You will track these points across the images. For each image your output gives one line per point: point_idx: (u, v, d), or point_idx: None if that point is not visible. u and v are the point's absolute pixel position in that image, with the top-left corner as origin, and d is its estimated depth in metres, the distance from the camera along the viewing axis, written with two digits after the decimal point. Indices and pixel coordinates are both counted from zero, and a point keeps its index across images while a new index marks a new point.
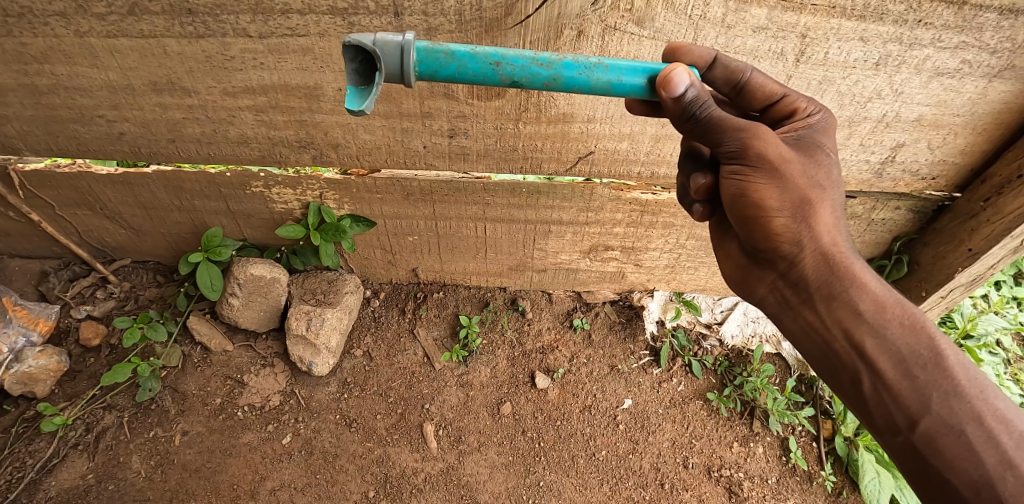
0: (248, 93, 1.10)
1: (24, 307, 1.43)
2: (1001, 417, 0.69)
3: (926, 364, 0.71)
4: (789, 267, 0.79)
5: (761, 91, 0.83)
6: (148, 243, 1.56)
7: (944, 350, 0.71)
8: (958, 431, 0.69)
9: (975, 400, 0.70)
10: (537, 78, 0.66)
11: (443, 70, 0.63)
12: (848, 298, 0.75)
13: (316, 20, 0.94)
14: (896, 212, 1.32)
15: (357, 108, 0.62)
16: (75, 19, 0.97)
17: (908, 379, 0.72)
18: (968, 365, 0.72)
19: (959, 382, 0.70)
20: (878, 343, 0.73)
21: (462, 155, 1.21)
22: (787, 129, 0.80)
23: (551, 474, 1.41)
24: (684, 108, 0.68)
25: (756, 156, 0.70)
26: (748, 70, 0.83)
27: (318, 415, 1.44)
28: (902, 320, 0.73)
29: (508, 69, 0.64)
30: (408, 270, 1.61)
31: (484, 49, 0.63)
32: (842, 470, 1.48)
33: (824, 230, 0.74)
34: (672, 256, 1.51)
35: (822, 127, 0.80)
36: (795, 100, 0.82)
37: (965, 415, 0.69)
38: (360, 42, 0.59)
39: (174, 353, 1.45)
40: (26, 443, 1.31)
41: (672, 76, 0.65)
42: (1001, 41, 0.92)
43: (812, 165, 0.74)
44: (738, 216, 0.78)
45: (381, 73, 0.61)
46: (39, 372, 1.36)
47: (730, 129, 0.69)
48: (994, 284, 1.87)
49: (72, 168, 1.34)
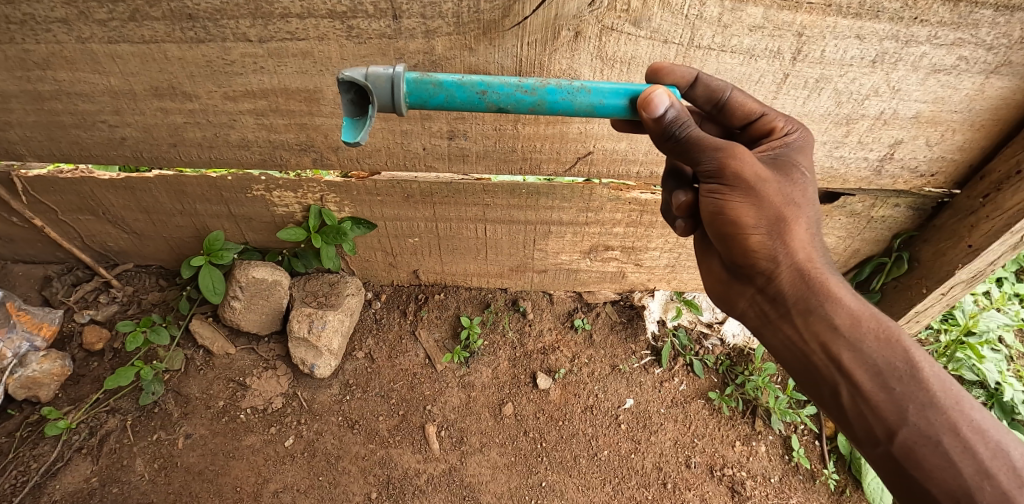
0: (249, 97, 1.11)
1: (28, 312, 1.43)
2: (977, 428, 0.68)
3: (903, 376, 0.71)
4: (767, 282, 0.79)
5: (741, 110, 0.85)
6: (150, 247, 1.57)
7: (920, 362, 0.71)
8: (934, 444, 0.68)
9: (952, 411, 0.69)
10: (522, 105, 0.70)
11: (432, 100, 0.68)
12: (824, 313, 0.75)
13: (315, 23, 0.95)
14: (896, 209, 1.31)
15: (353, 139, 0.67)
16: (76, 25, 0.98)
17: (886, 392, 0.71)
18: (943, 376, 0.72)
19: (935, 394, 0.70)
20: (855, 356, 0.73)
21: (461, 156, 1.21)
22: (766, 148, 0.81)
23: (554, 474, 1.41)
24: (665, 128, 0.69)
25: (734, 176, 0.70)
26: (728, 90, 0.85)
27: (321, 417, 1.44)
28: (879, 333, 0.73)
29: (494, 97, 0.68)
30: (409, 272, 1.61)
31: (471, 78, 0.67)
32: (845, 469, 1.47)
33: (799, 246, 0.75)
34: (672, 255, 1.51)
35: (799, 145, 0.82)
36: (773, 119, 0.84)
37: (942, 427, 0.69)
38: (354, 78, 0.64)
39: (177, 357, 1.46)
40: (30, 447, 1.32)
41: (653, 97, 0.67)
42: (998, 38, 0.92)
43: (788, 182, 0.75)
44: (717, 231, 0.78)
45: (375, 105, 0.66)
46: (43, 377, 1.37)
47: (707, 148, 0.69)
48: (995, 282, 1.87)
49: (75, 173, 1.34)
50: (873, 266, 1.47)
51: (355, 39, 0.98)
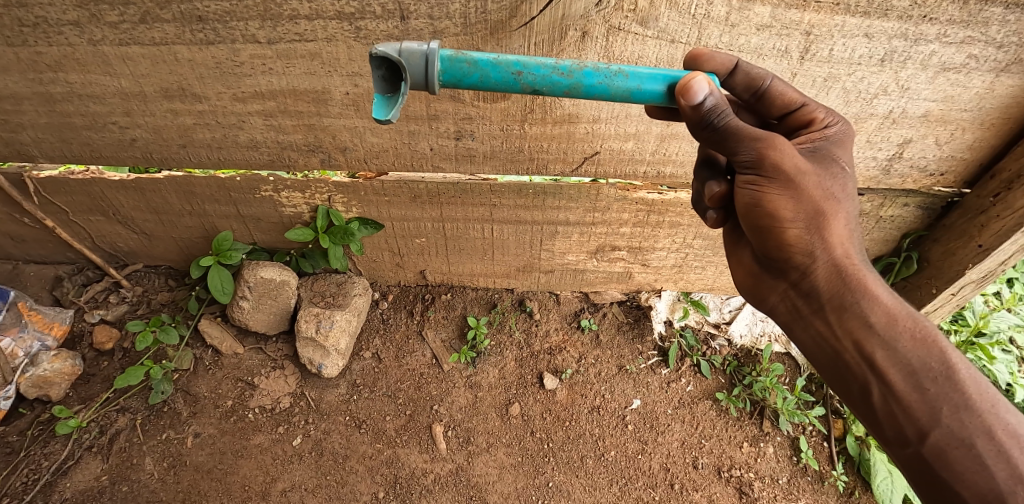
0: (258, 98, 1.12)
1: (39, 312, 1.47)
2: (1012, 432, 0.68)
3: (938, 377, 0.71)
4: (801, 276, 0.78)
5: (781, 99, 0.84)
6: (159, 248, 1.58)
7: (954, 364, 0.71)
8: (967, 447, 0.68)
9: (986, 414, 0.69)
10: (558, 87, 0.67)
11: (466, 79, 0.65)
12: (859, 310, 0.74)
13: (324, 25, 0.96)
14: (905, 209, 1.30)
15: (383, 117, 0.64)
16: (88, 28, 0.99)
17: (919, 392, 0.71)
18: (979, 379, 0.71)
19: (970, 396, 0.70)
20: (889, 355, 0.72)
21: (468, 156, 1.22)
22: (805, 140, 0.81)
23: (561, 474, 1.41)
24: (702, 117, 0.67)
25: (772, 166, 0.70)
26: (768, 78, 0.84)
27: (328, 417, 1.45)
28: (914, 333, 0.73)
29: (530, 78, 0.65)
30: (416, 272, 1.62)
31: (506, 58, 0.65)
32: (854, 471, 1.47)
33: (836, 242, 0.74)
34: (679, 255, 1.51)
35: (839, 139, 0.81)
36: (814, 109, 0.83)
37: (975, 430, 0.69)
38: (387, 54, 0.61)
39: (186, 356, 1.47)
40: (41, 446, 1.33)
41: (690, 85, 0.65)
42: (1008, 36, 0.91)
43: (827, 176, 0.74)
44: (751, 224, 0.78)
45: (406, 82, 0.63)
46: (54, 376, 1.38)
47: (747, 139, 0.69)
48: (1006, 282, 1.85)
49: (85, 175, 1.36)
50: (882, 265, 1.46)
51: (363, 40, 0.99)
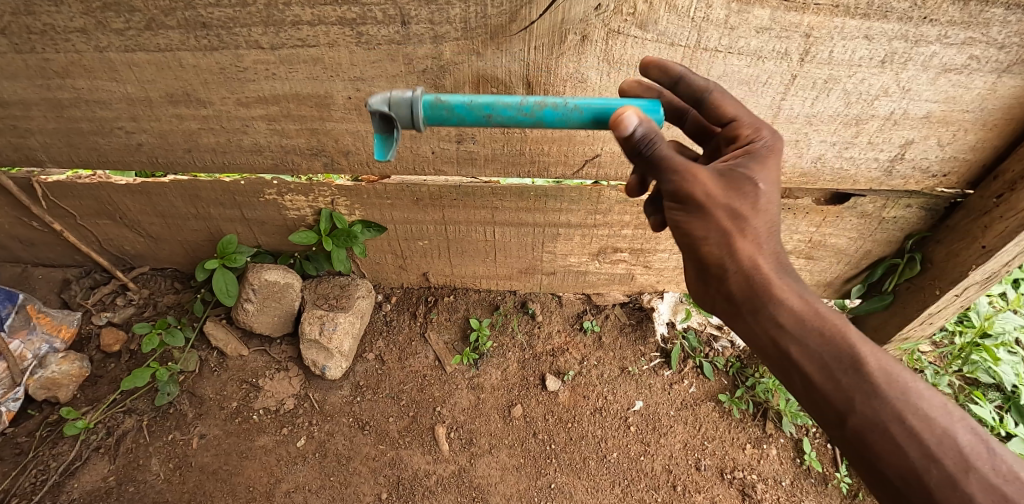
0: (262, 103, 1.13)
1: (48, 315, 1.51)
2: (924, 414, 0.65)
3: (846, 367, 0.68)
4: (713, 284, 0.77)
5: (717, 110, 0.85)
6: (165, 251, 1.60)
7: (862, 353, 0.68)
8: (880, 429, 0.65)
9: (897, 397, 0.66)
10: (525, 124, 0.72)
11: (443, 121, 0.71)
12: (768, 312, 0.72)
13: (326, 30, 0.97)
14: (907, 210, 1.29)
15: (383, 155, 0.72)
16: (95, 35, 1.01)
17: (829, 383, 0.69)
18: (888, 364, 0.68)
19: (878, 382, 0.66)
20: (800, 350, 0.70)
21: (470, 160, 1.23)
22: (729, 156, 0.79)
23: (563, 476, 1.41)
24: (632, 148, 0.69)
25: (686, 197, 0.71)
26: (709, 90, 0.85)
27: (332, 418, 1.46)
28: (824, 330, 0.70)
29: (498, 118, 0.71)
30: (419, 274, 1.62)
31: (478, 100, 0.70)
32: (858, 473, 1.46)
33: (745, 247, 0.73)
34: (681, 257, 1.50)
35: (763, 153, 0.78)
36: (744, 120, 0.82)
37: (888, 415, 0.65)
38: (376, 105, 0.68)
39: (191, 359, 1.48)
40: (49, 447, 1.35)
41: (621, 118, 0.67)
42: (1010, 36, 0.91)
43: (735, 187, 0.73)
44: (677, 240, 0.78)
45: (397, 126, 0.70)
46: (62, 377, 1.41)
47: (667, 170, 0.69)
48: (1012, 282, 1.83)
49: (93, 180, 1.39)
50: (885, 267, 1.45)
51: (365, 45, 1.00)
